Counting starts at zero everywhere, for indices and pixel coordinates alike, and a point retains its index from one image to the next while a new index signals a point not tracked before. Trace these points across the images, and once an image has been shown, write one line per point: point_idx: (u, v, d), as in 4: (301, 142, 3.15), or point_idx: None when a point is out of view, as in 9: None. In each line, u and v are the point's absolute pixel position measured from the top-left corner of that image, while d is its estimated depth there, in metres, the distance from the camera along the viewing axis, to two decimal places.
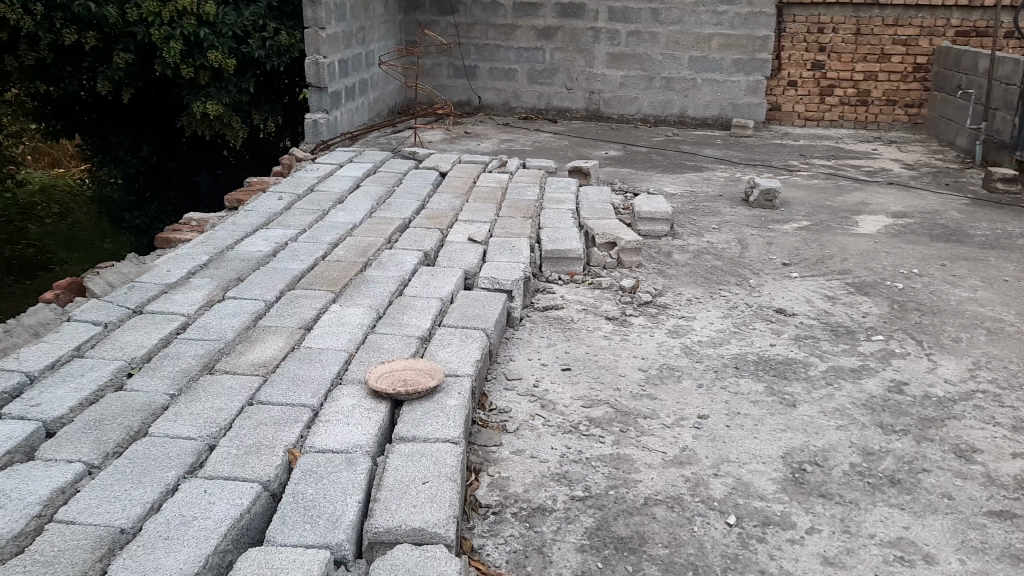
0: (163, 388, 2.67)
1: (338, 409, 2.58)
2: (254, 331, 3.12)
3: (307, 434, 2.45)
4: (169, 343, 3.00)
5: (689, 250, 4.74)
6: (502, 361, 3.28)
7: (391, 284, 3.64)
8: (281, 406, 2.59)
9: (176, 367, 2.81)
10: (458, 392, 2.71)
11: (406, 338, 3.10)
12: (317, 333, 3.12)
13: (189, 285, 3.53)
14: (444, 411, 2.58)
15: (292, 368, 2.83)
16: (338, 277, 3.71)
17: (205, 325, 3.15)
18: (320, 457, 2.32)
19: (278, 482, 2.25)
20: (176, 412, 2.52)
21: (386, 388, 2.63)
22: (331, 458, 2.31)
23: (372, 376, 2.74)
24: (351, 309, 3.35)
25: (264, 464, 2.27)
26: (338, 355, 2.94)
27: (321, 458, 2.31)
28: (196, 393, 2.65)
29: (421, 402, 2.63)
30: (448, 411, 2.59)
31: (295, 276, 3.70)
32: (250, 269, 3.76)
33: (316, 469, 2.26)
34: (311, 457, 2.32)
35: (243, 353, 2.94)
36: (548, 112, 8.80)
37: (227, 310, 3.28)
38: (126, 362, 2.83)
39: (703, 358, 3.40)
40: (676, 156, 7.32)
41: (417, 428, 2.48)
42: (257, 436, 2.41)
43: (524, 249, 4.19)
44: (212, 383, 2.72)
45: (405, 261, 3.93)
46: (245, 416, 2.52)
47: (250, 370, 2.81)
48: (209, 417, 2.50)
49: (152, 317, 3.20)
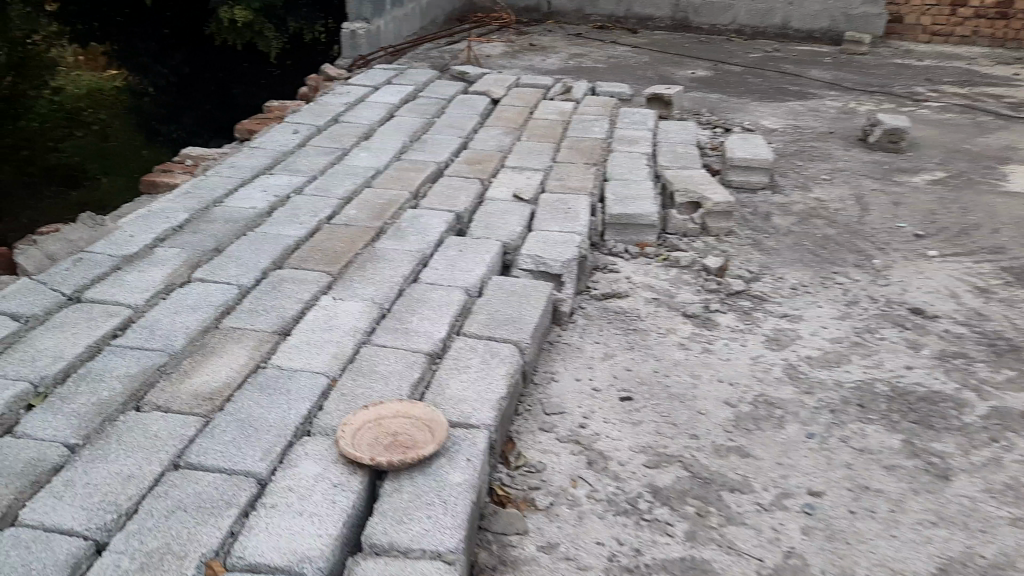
0: (63, 435, 1.93)
1: (292, 485, 1.81)
2: (214, 337, 2.36)
3: (239, 533, 1.69)
4: (98, 353, 2.26)
5: (792, 212, 3.79)
6: (541, 384, 2.47)
7: (404, 265, 2.82)
8: (214, 475, 1.83)
9: (92, 397, 2.08)
10: (465, 457, 1.91)
11: (409, 356, 2.30)
12: (294, 342, 2.34)
13: (150, 260, 2.78)
14: (442, 494, 1.80)
15: (246, 406, 2.07)
16: (340, 250, 2.91)
17: (153, 325, 2.40)
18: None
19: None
20: (66, 483, 1.79)
21: (363, 456, 1.85)
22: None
23: (348, 429, 1.94)
24: (345, 304, 2.55)
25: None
26: (313, 384, 2.16)
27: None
28: (103, 447, 1.91)
29: (412, 477, 1.85)
30: (445, 495, 1.79)
31: (287, 246, 2.91)
32: (233, 236, 2.98)
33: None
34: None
35: (189, 374, 2.19)
36: (628, 21, 7.70)
37: (187, 301, 2.52)
38: (30, 385, 2.11)
39: (815, 386, 2.51)
40: (776, 78, 6.20)
41: (396, 530, 1.69)
42: (165, 536, 1.66)
43: (582, 214, 3.31)
44: (131, 428, 1.97)
45: (430, 228, 3.10)
46: (161, 492, 1.78)
47: (192, 407, 2.06)
48: (107, 495, 1.76)
49: (89, 310, 2.46)
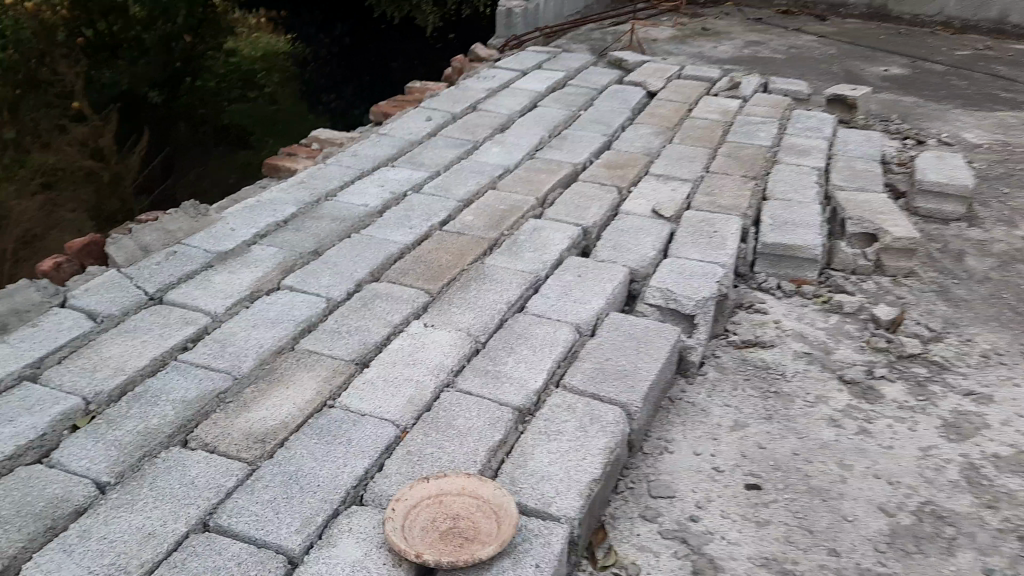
0: (95, 470, 1.74)
1: (323, 574, 1.52)
2: (286, 360, 2.12)
3: None
4: (161, 369, 2.07)
5: (992, 252, 3.15)
6: (651, 457, 2.08)
7: (513, 289, 2.48)
8: (240, 547, 1.57)
9: (139, 425, 1.87)
10: (533, 563, 1.55)
11: (495, 409, 1.96)
12: (370, 376, 2.05)
13: (243, 259, 2.57)
14: None
15: (297, 456, 1.80)
16: (446, 264, 2.60)
17: (225, 340, 2.18)
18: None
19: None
20: (81, 534, 1.58)
21: (409, 550, 1.52)
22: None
23: (400, 508, 1.62)
24: (437, 332, 2.24)
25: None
26: (378, 435, 1.86)
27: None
28: (132, 491, 1.69)
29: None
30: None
31: (390, 254, 2.63)
32: (335, 237, 2.74)
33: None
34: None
35: (248, 405, 1.95)
36: (816, 7, 6.97)
37: (267, 313, 2.29)
38: (80, 402, 1.93)
39: (1001, 500, 1.98)
40: (986, 81, 5.38)
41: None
42: None
43: (730, 240, 2.85)
44: (168, 470, 1.75)
45: (549, 246, 2.74)
46: (179, 561, 1.54)
47: (241, 449, 1.81)
48: (118, 558, 1.53)
49: (166, 314, 2.28)
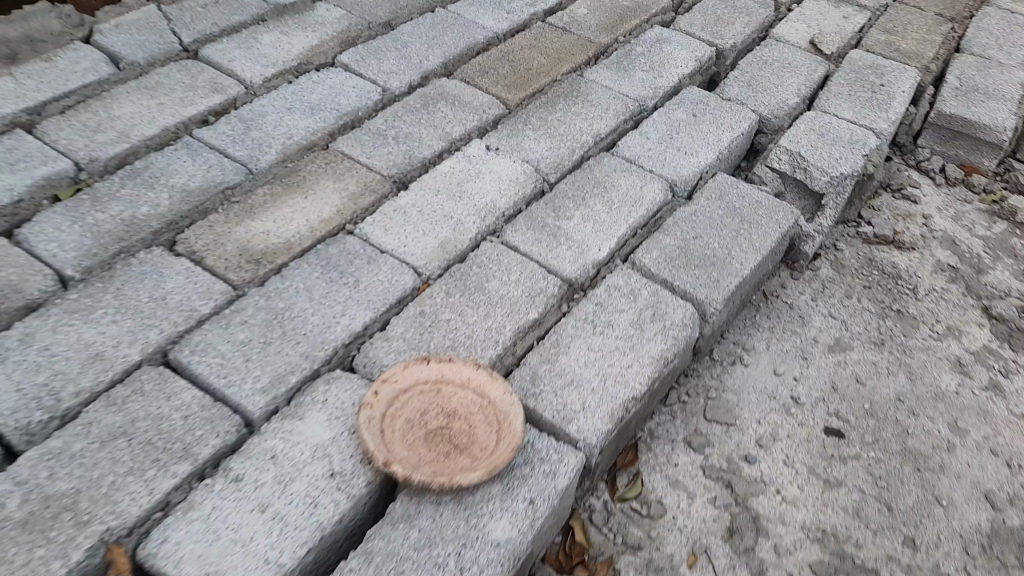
0: (61, 260, 1.48)
1: (277, 452, 1.26)
2: (314, 159, 1.78)
3: (173, 509, 1.19)
4: (171, 144, 1.76)
5: None
6: (720, 366, 1.71)
7: (605, 120, 2.03)
8: (193, 395, 1.32)
9: (125, 211, 1.59)
10: (525, 497, 1.26)
11: (539, 276, 1.61)
12: (404, 204, 1.70)
13: (302, 20, 2.17)
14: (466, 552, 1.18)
15: (291, 290, 1.50)
16: (536, 71, 2.15)
17: (251, 121, 1.84)
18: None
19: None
20: (23, 337, 1.35)
21: (377, 453, 1.24)
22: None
23: (386, 392, 1.32)
24: (499, 162, 1.85)
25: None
26: (392, 284, 1.54)
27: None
28: (95, 296, 1.44)
29: (442, 501, 1.24)
30: (465, 559, 1.17)
31: (472, 46, 2.20)
32: (415, 12, 2.31)
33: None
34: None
35: (254, 210, 1.64)
36: None
37: (308, 97, 1.92)
38: (69, 167, 1.65)
39: None
40: None
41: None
42: (81, 478, 1.19)
43: (898, 97, 2.25)
44: (142, 278, 1.48)
45: (668, 67, 2.23)
46: (120, 399, 1.30)
47: (230, 265, 1.52)
48: (55, 380, 1.30)
49: (196, 72, 1.94)
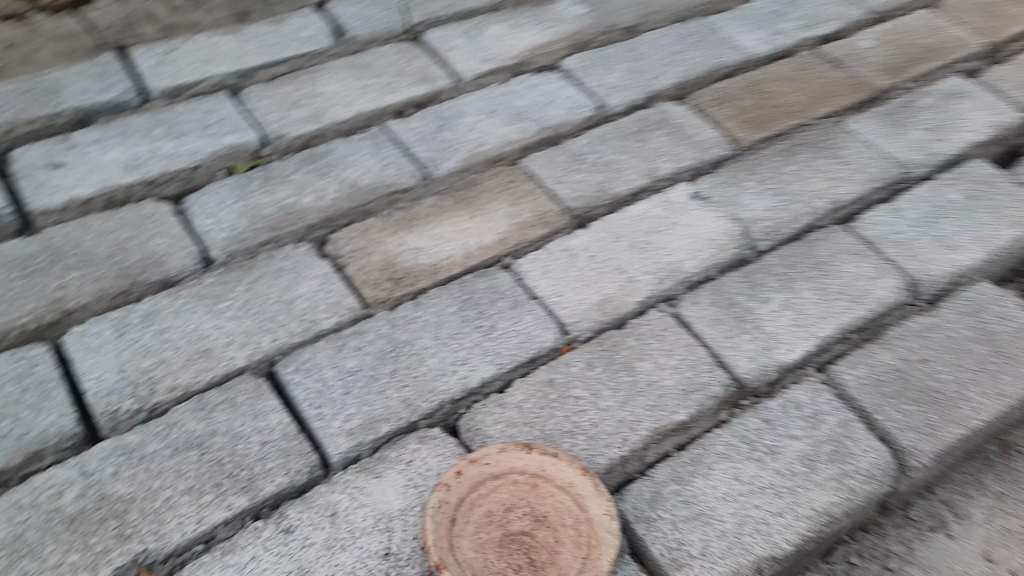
0: (211, 239, 1.44)
1: (338, 511, 1.13)
2: (497, 174, 1.62)
3: (215, 545, 1.10)
4: (359, 131, 1.67)
5: None
6: (915, 531, 1.26)
7: (851, 183, 1.67)
8: (279, 420, 1.22)
9: (288, 196, 1.52)
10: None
11: (705, 367, 1.34)
12: (575, 245, 1.49)
13: (538, 14, 2.00)
14: None
15: (419, 321, 1.35)
16: (783, 110, 1.83)
17: (446, 119, 1.70)
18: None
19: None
20: (147, 315, 1.32)
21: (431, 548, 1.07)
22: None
23: (471, 476, 1.14)
24: (702, 216, 1.58)
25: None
26: (530, 339, 1.35)
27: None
28: (228, 284, 1.38)
29: None
30: None
31: (717, 69, 1.92)
32: (666, 19, 2.05)
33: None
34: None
35: (414, 220, 1.51)
36: None
37: (514, 102, 1.76)
38: (254, 140, 1.62)
39: None
40: None
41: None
42: (141, 485, 1.14)
43: None
44: (278, 274, 1.40)
45: (955, 128, 1.80)
46: (209, 406, 1.23)
47: (368, 278, 1.40)
48: (158, 369, 1.26)
49: (411, 57, 1.84)
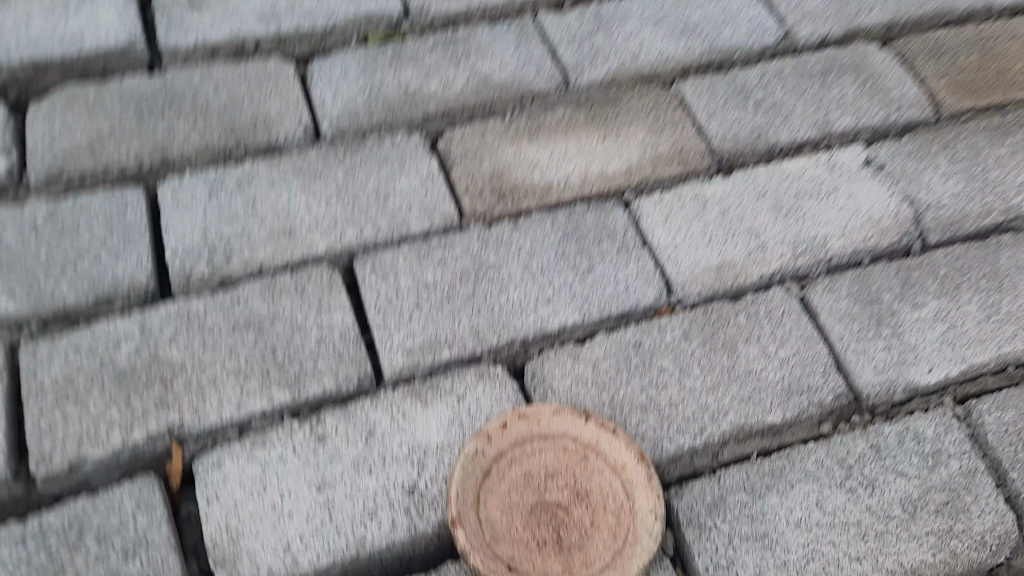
0: (324, 111, 1.38)
1: (375, 431, 1.07)
2: (645, 94, 1.44)
3: (247, 434, 1.06)
4: (508, 18, 1.52)
5: None
6: None
7: None
8: (342, 320, 1.16)
9: (414, 80, 1.42)
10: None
11: (819, 367, 1.16)
12: (708, 193, 1.32)
13: None
14: None
15: (513, 246, 1.24)
16: (1009, 77, 1.52)
17: (606, 21, 1.52)
18: (137, 528, 0.98)
19: (64, 491, 1.03)
20: (242, 180, 1.28)
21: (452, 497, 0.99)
22: (136, 552, 0.97)
23: (516, 430, 1.04)
24: (870, 187, 1.34)
25: (74, 434, 1.04)
26: (627, 292, 1.21)
27: (134, 530, 0.98)
28: (329, 163, 1.31)
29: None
30: None
31: (942, 12, 1.61)
32: None
33: (80, 546, 0.97)
34: (136, 504, 1.00)
35: (540, 132, 1.37)
36: None
37: (688, 13, 1.55)
38: (395, 11, 1.50)
39: None
40: None
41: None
42: (193, 356, 1.11)
43: None
44: (382, 163, 1.31)
45: None
46: (277, 288, 1.18)
47: (472, 185, 1.31)
48: (239, 239, 1.22)
49: None
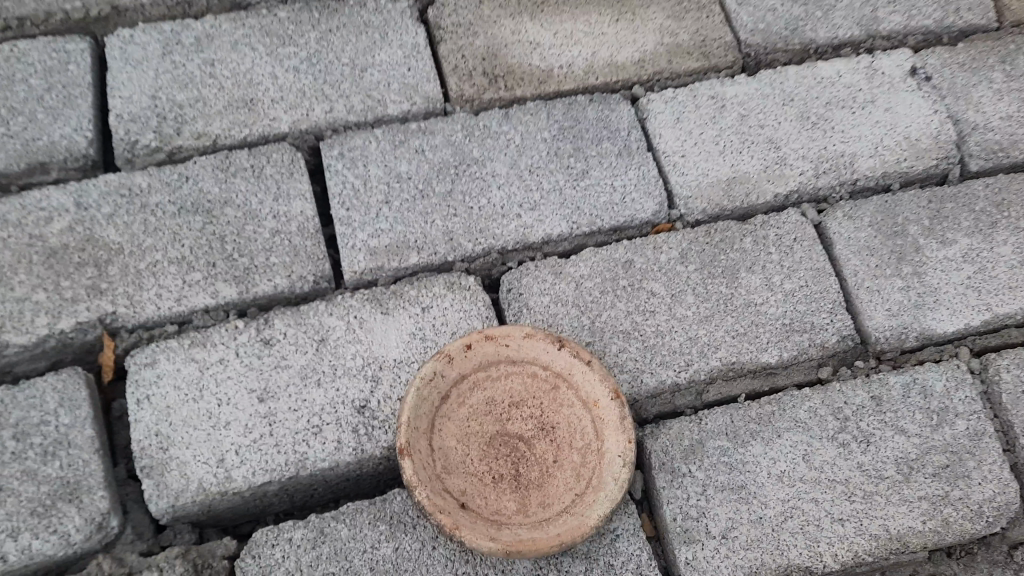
0: None
1: (328, 339, 0.97)
2: None
3: (187, 332, 0.97)
4: None
5: None
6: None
7: None
8: (302, 210, 1.04)
9: None
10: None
11: (828, 303, 1.04)
12: (727, 94, 1.17)
13: None
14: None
15: (500, 139, 1.10)
16: None
17: None
18: (59, 427, 0.90)
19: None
20: (201, 39, 1.12)
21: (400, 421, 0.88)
22: (55, 453, 0.89)
23: (480, 353, 0.93)
24: (910, 101, 1.18)
25: None
26: (625, 201, 1.08)
27: (55, 428, 0.90)
28: (301, 26, 1.15)
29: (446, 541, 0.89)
30: None
31: None
32: None
33: None
34: (59, 400, 0.91)
35: (545, 9, 1.21)
36: None
37: None
38: None
39: None
40: None
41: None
42: (132, 238, 1.00)
43: None
44: (361, 31, 1.16)
45: None
46: (232, 169, 1.05)
47: (462, 65, 1.15)
48: (192, 107, 1.08)
49: None
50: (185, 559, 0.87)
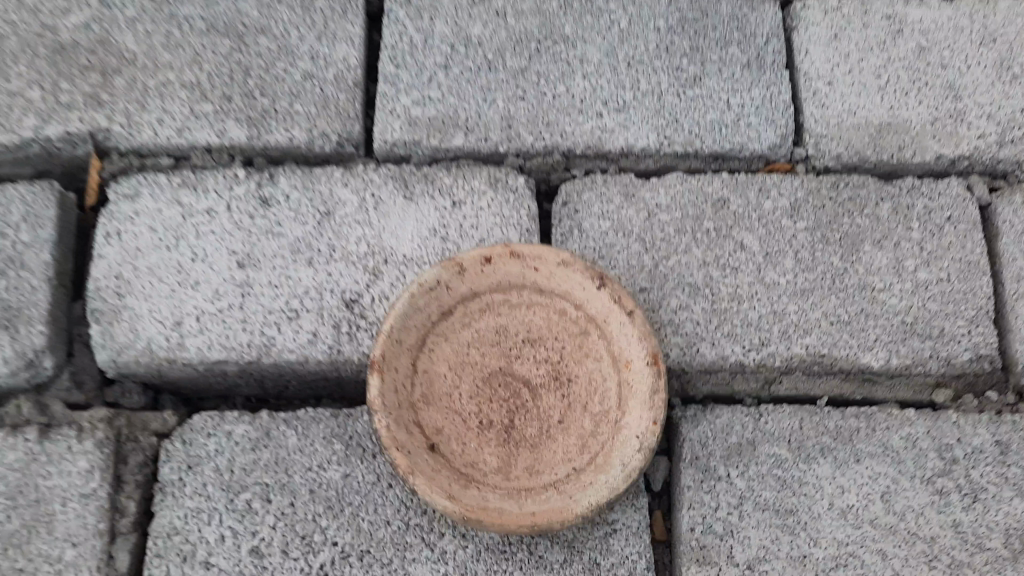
0: None
1: (334, 213, 0.81)
2: None
3: (181, 170, 0.83)
4: None
5: None
6: None
7: None
8: (345, 57, 0.87)
9: None
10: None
11: (971, 311, 0.79)
12: (910, 16, 0.90)
13: None
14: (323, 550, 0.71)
15: (603, 17, 0.88)
16: None
17: None
18: (16, 243, 0.79)
19: None
20: None
21: (382, 330, 0.71)
22: (3, 272, 0.78)
23: (501, 269, 0.75)
24: None
25: None
26: (738, 126, 0.85)
27: (10, 245, 0.78)
28: None
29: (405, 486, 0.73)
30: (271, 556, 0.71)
31: None
32: None
33: None
34: (23, 214, 0.80)
35: None
36: None
37: None
38: None
39: None
40: None
41: (195, 493, 0.73)
42: (147, 50, 0.86)
43: None
44: None
45: None
46: None
47: None
48: None
49: None
50: (111, 426, 0.74)
